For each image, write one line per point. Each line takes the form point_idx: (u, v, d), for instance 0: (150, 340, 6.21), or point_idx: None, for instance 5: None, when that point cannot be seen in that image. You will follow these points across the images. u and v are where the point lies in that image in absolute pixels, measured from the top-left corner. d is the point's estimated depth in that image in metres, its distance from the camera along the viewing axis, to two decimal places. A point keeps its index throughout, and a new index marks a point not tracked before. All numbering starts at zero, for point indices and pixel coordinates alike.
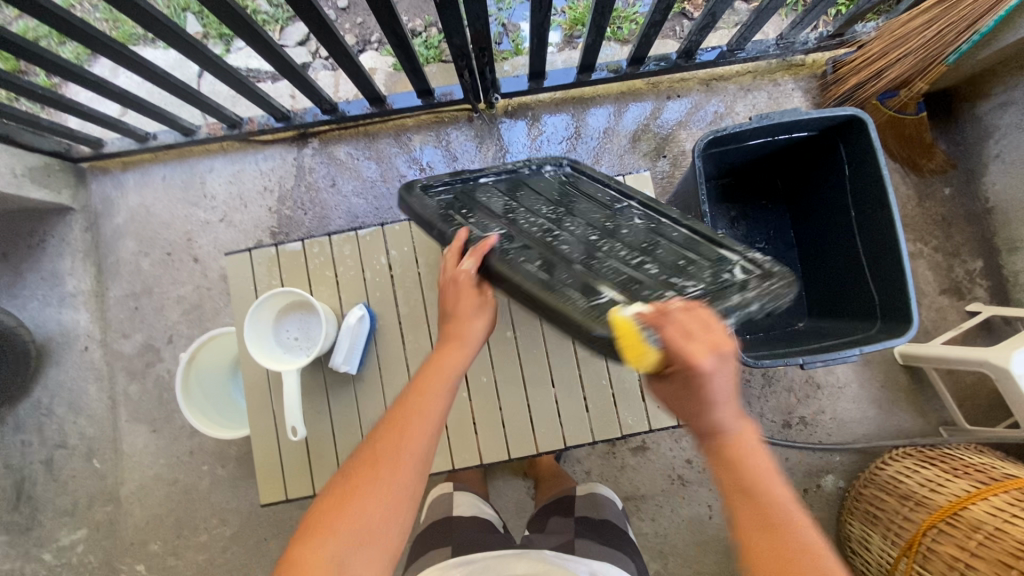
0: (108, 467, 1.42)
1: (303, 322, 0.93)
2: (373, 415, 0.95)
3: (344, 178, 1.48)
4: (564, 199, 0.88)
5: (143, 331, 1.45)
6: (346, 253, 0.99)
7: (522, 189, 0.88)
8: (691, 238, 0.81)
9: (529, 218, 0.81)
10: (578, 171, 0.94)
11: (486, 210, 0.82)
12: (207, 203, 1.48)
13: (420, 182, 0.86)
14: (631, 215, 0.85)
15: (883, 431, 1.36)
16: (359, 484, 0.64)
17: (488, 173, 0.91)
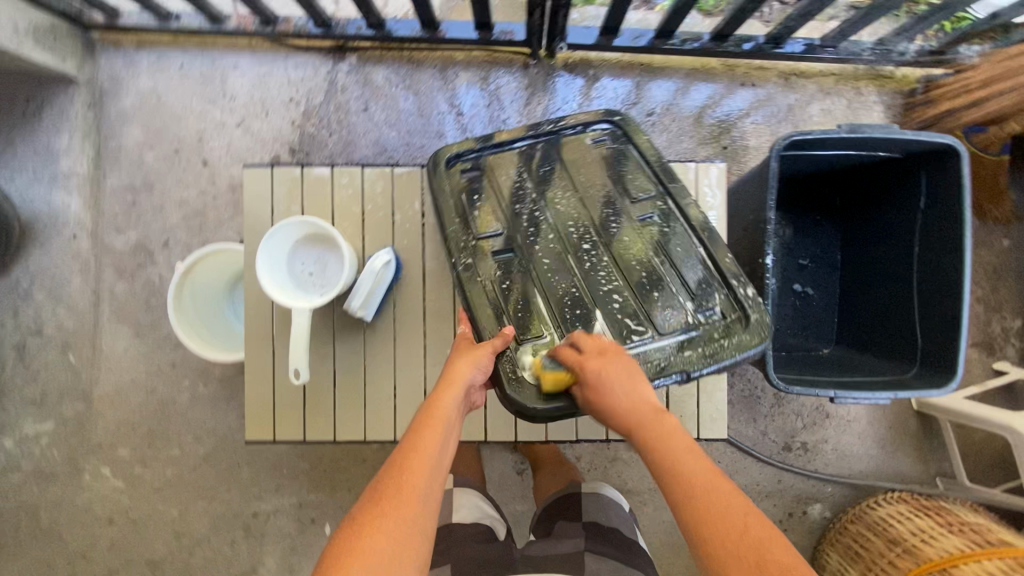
0: (83, 364, 1.35)
1: (320, 259, 0.85)
2: (380, 371, 0.89)
3: (377, 105, 1.35)
4: (592, 177, 0.86)
5: (138, 230, 1.35)
6: (377, 190, 0.89)
7: (551, 163, 0.87)
8: (688, 256, 0.81)
9: (536, 213, 0.84)
10: (624, 133, 0.88)
11: (500, 197, 0.85)
12: (225, 102, 1.35)
13: (449, 150, 0.87)
14: (650, 209, 0.84)
15: (879, 470, 1.34)
16: (376, 524, 0.62)
17: (523, 137, 0.88)
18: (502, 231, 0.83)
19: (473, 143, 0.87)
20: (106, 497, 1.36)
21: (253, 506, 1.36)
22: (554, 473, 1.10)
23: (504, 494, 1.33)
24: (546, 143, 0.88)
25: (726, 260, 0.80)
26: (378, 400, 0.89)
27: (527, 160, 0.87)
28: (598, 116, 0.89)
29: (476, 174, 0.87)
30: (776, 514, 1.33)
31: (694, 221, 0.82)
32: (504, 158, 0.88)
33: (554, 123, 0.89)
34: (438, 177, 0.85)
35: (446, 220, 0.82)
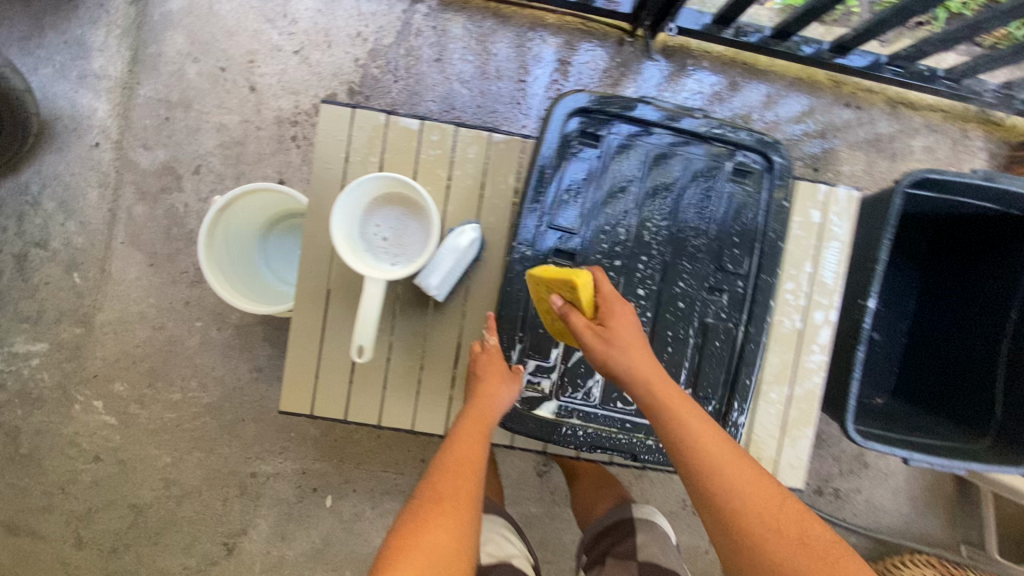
0: (88, 287, 1.23)
1: (404, 225, 0.74)
2: (442, 357, 0.81)
3: (452, 58, 1.22)
4: (703, 211, 0.81)
5: (168, 150, 1.22)
6: (470, 156, 0.79)
7: (672, 176, 0.81)
8: (715, 350, 0.82)
9: (615, 227, 0.80)
10: (763, 184, 0.82)
11: (603, 185, 0.80)
12: (284, 24, 1.21)
13: (585, 102, 0.78)
14: (725, 284, 0.82)
15: (906, 528, 1.30)
16: (435, 523, 0.63)
17: (665, 129, 0.80)
18: (578, 236, 0.79)
19: (613, 107, 0.78)
20: (95, 432, 1.26)
21: (253, 465, 1.27)
22: (599, 485, 1.05)
23: (520, 495, 1.26)
24: (679, 152, 0.81)
25: (745, 381, 0.82)
26: (432, 389, 0.81)
27: (651, 160, 0.81)
28: (760, 145, 0.81)
29: (596, 148, 0.79)
30: None
31: (753, 322, 0.81)
32: (634, 145, 0.80)
33: (709, 128, 0.80)
34: (558, 136, 0.78)
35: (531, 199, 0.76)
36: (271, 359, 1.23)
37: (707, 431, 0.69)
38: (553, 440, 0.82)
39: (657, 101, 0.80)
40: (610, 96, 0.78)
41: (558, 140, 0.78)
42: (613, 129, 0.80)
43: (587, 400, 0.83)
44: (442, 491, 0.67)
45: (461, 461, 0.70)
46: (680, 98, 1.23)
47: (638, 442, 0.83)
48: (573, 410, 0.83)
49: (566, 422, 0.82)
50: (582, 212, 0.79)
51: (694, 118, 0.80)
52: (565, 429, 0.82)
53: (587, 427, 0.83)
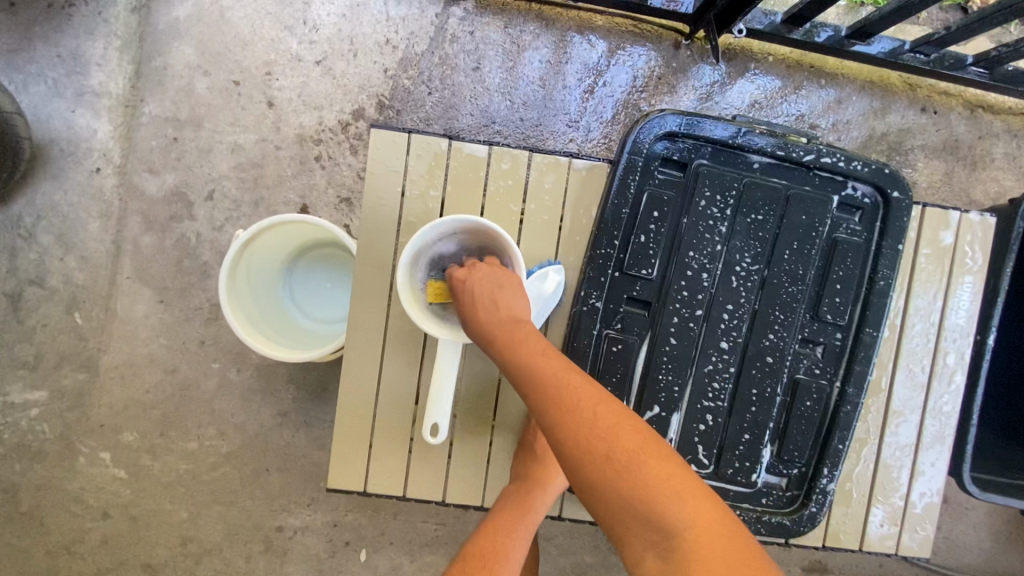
0: (91, 328, 1.11)
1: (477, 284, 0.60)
2: (515, 417, 0.70)
3: (491, 66, 1.10)
4: (803, 252, 0.69)
5: (178, 173, 1.10)
6: (545, 185, 0.68)
7: (767, 212, 0.69)
8: (808, 411, 0.70)
9: (696, 268, 0.68)
10: (873, 222, 0.71)
11: (687, 219, 0.69)
12: (305, 32, 1.09)
13: (672, 123, 0.67)
14: (821, 336, 0.70)
15: (989, 566, 1.20)
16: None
17: (765, 158, 0.69)
18: (654, 280, 0.69)
19: (706, 131, 0.67)
20: (102, 487, 1.14)
21: (279, 518, 1.15)
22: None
23: (573, 543, 1.15)
24: (777, 185, 0.69)
25: (838, 446, 0.69)
26: (503, 457, 0.70)
27: (744, 192, 0.69)
28: (874, 176, 0.70)
29: (682, 177, 0.69)
30: None
31: (853, 379, 0.69)
32: (729, 175, 0.69)
33: (815, 158, 0.69)
34: (638, 163, 0.67)
35: (604, 234, 0.67)
36: (297, 402, 1.11)
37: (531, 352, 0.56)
38: None
39: (756, 126, 0.69)
40: (705, 118, 0.67)
41: (639, 170, 0.67)
42: (702, 158, 0.70)
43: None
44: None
45: (497, 556, 0.60)
46: (735, 99, 1.12)
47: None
48: None
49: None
50: (660, 249, 0.68)
51: (798, 145, 0.69)
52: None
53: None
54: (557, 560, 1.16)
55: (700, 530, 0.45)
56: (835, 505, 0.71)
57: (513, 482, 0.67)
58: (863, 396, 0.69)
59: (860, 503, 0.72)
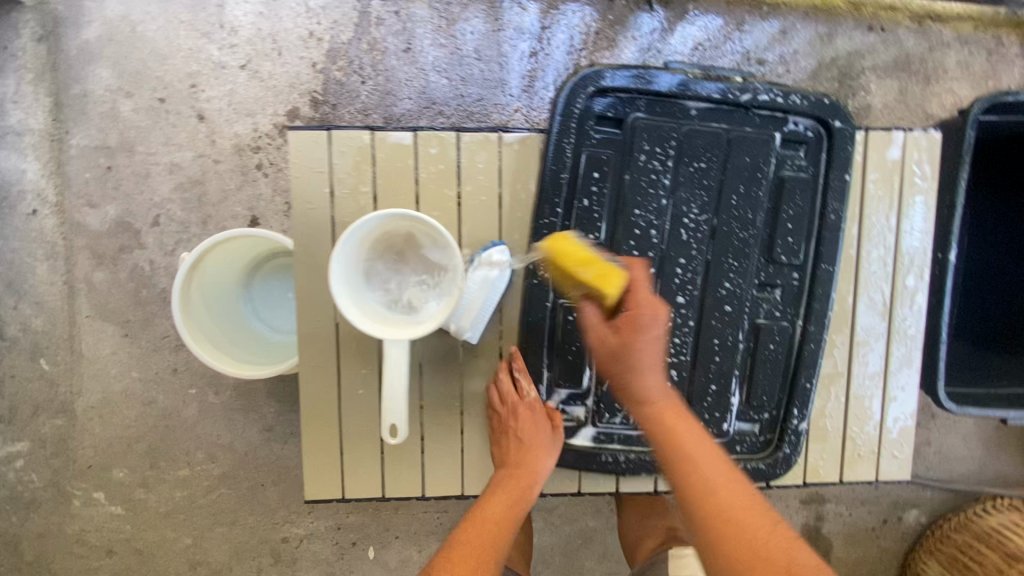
0: (60, 372, 1.10)
1: (421, 294, 0.58)
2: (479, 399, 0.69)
3: (422, 45, 1.06)
4: (749, 195, 0.68)
5: (118, 203, 1.06)
6: (478, 164, 0.65)
7: (709, 158, 0.67)
8: (773, 354, 0.69)
9: (644, 227, 0.67)
10: (819, 154, 0.68)
11: (629, 176, 0.66)
12: (223, 36, 1.04)
13: (601, 78, 0.65)
14: (779, 278, 0.69)
15: (981, 474, 1.22)
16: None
17: (702, 103, 0.67)
18: (603, 243, 0.67)
19: (637, 82, 0.65)
20: (102, 526, 1.14)
21: (283, 530, 1.16)
22: (648, 513, 0.87)
23: (575, 510, 1.17)
24: (717, 129, 0.67)
25: (806, 383, 0.69)
26: (477, 445, 0.70)
27: (684, 141, 0.67)
28: (814, 108, 0.67)
29: (619, 133, 0.66)
30: (870, 520, 1.23)
31: (814, 317, 0.68)
32: (666, 125, 0.67)
33: (752, 97, 0.67)
34: (571, 124, 0.65)
35: (545, 205, 0.65)
36: (280, 416, 1.11)
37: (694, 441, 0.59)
38: (594, 472, 0.71)
39: (689, 70, 0.66)
40: (636, 70, 0.65)
41: (574, 131, 0.65)
42: (638, 110, 0.67)
43: (628, 421, 0.71)
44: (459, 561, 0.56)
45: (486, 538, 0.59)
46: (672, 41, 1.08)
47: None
48: (612, 434, 0.71)
49: (604, 447, 0.70)
50: (605, 211, 0.66)
51: (733, 85, 0.66)
52: (606, 456, 0.70)
53: (630, 451, 0.71)
54: (561, 528, 1.18)
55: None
56: (812, 444, 0.72)
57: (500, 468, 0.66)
58: (825, 332, 0.69)
59: (836, 437, 0.72)
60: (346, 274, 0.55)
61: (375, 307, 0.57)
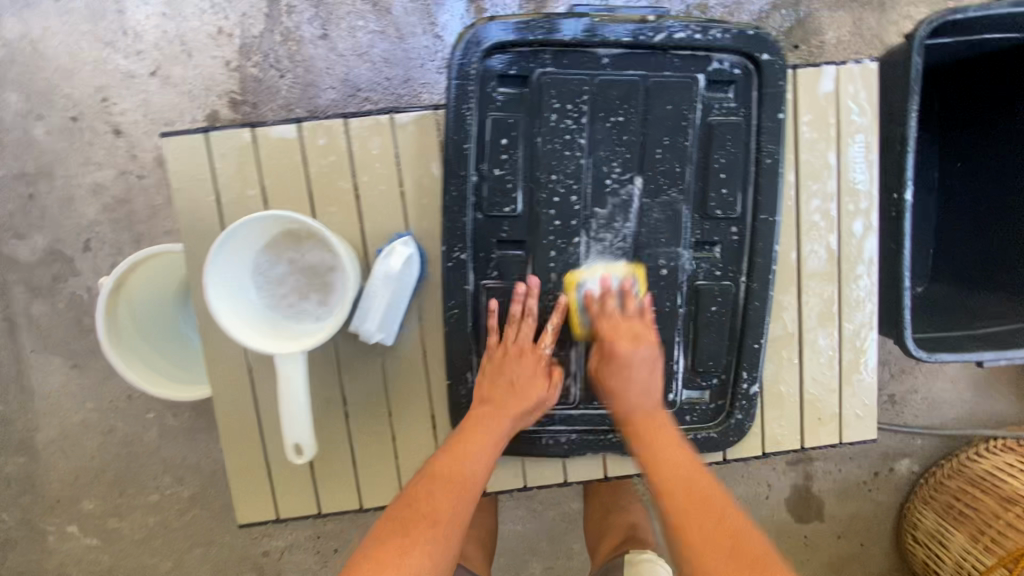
0: (13, 410, 1.07)
1: (307, 304, 0.55)
2: (484, 310, 0.62)
3: (339, 29, 0.99)
4: (677, 146, 0.60)
5: (46, 232, 1.02)
6: (373, 151, 0.60)
7: (628, 109, 0.59)
8: (717, 317, 0.64)
9: (563, 193, 0.60)
10: (749, 93, 0.60)
11: (541, 140, 0.59)
12: (128, 43, 0.98)
13: (496, 32, 0.57)
14: (716, 235, 0.62)
15: (974, 416, 1.18)
16: (399, 544, 0.54)
17: (614, 48, 0.58)
18: (521, 215, 0.61)
19: (537, 32, 0.57)
20: (80, 559, 1.13)
21: (262, 543, 1.14)
22: (612, 509, 0.87)
23: (556, 494, 1.15)
24: (635, 75, 0.59)
25: (753, 345, 0.64)
26: (410, 450, 0.65)
27: (598, 93, 0.59)
28: (740, 42, 0.59)
29: (525, 91, 0.59)
30: (860, 474, 1.19)
31: (757, 274, 0.63)
32: (576, 77, 0.59)
33: (669, 35, 0.58)
34: (468, 89, 0.57)
35: (449, 182, 0.59)
36: None
37: (674, 448, 0.60)
38: (535, 456, 0.67)
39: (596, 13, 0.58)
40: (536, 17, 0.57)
41: (474, 95, 0.58)
42: (543, 64, 0.59)
43: (567, 400, 0.66)
44: (422, 506, 0.56)
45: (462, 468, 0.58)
46: None
47: None
48: (552, 415, 0.66)
49: (544, 430, 0.66)
50: (519, 180, 0.60)
51: (646, 24, 0.58)
52: (547, 439, 0.66)
53: (571, 432, 0.66)
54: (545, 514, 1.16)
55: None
56: (768, 411, 0.67)
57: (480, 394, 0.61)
58: (770, 289, 0.63)
59: (793, 400, 0.67)
60: (229, 265, 0.52)
61: (253, 305, 0.54)
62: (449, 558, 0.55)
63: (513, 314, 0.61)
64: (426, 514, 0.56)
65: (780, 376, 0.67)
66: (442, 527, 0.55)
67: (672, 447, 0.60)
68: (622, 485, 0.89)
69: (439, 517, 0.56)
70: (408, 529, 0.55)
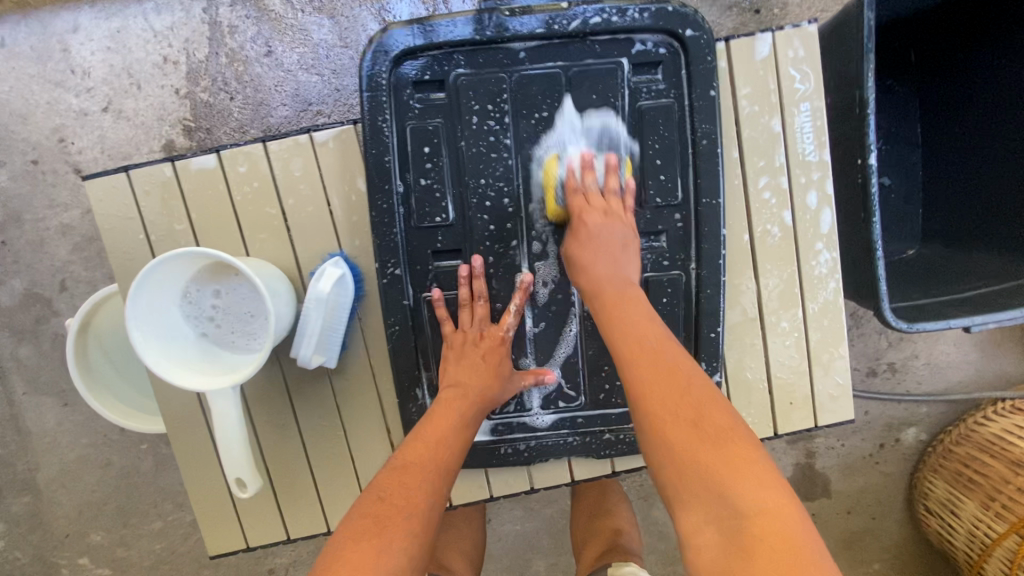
0: (14, 452, 1.10)
1: (245, 333, 0.55)
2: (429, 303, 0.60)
3: (283, 44, 0.98)
4: (608, 136, 0.58)
5: (22, 276, 1.04)
6: (295, 173, 0.58)
7: (550, 103, 0.58)
8: (668, 310, 0.62)
9: (493, 196, 0.59)
10: (678, 73, 0.58)
11: (464, 144, 0.58)
12: (77, 81, 0.98)
13: (404, 39, 0.56)
14: (660, 223, 0.60)
15: (981, 378, 1.13)
16: (373, 547, 0.45)
17: (530, 42, 0.57)
18: (454, 224, 0.59)
19: (446, 35, 0.56)
20: None
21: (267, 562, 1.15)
22: (598, 513, 0.87)
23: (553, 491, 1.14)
24: (554, 69, 0.57)
25: (710, 335, 0.61)
26: (371, 470, 0.64)
27: (518, 90, 0.57)
28: (660, 22, 0.57)
29: (443, 95, 0.57)
30: (865, 448, 1.16)
31: (705, 260, 0.60)
32: (492, 76, 0.57)
33: (584, 22, 0.56)
34: (382, 100, 0.56)
35: (374, 197, 0.57)
36: None
37: (644, 317, 0.54)
38: (496, 466, 0.66)
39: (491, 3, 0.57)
40: (441, 19, 0.56)
41: (388, 107, 0.56)
42: (458, 66, 0.57)
43: (523, 407, 0.65)
44: (397, 500, 0.49)
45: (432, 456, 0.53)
46: None
47: (594, 441, 0.65)
48: (510, 424, 0.66)
49: (502, 440, 0.65)
50: (447, 187, 0.58)
51: (557, 13, 0.56)
52: (505, 449, 0.65)
53: (530, 439, 0.66)
54: (543, 512, 1.15)
55: (760, 507, 0.41)
56: (734, 401, 0.65)
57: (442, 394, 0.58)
58: (721, 275, 0.60)
59: (760, 387, 0.64)
60: (154, 307, 0.51)
61: (191, 347, 0.54)
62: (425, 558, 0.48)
63: (461, 298, 0.60)
64: (400, 507, 0.48)
65: (745, 363, 0.64)
66: (420, 520, 0.48)
67: (642, 316, 0.54)
68: (607, 486, 0.89)
69: (414, 510, 0.48)
70: (382, 526, 0.46)
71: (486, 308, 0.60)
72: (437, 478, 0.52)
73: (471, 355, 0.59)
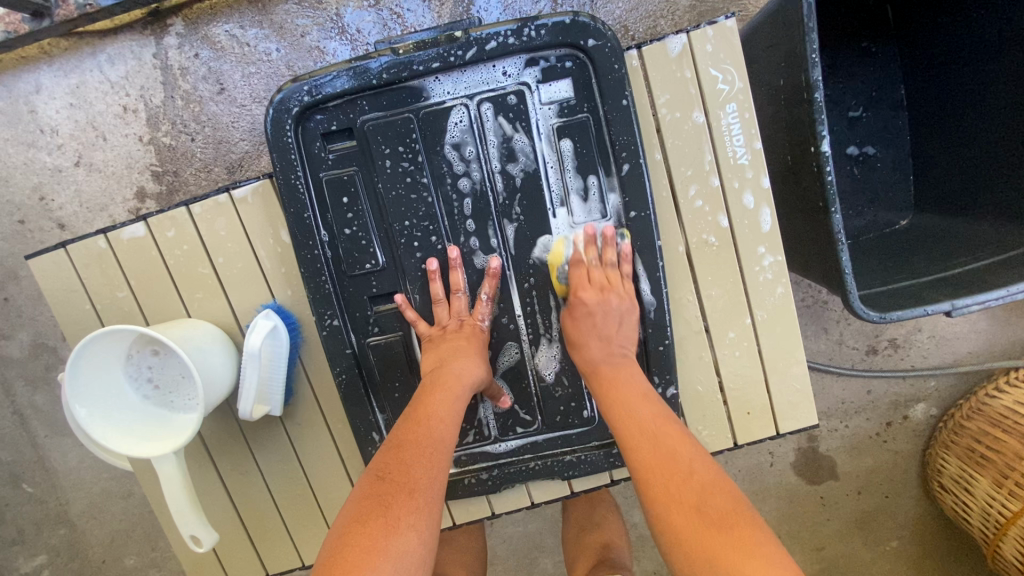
0: (43, 488, 1.18)
1: (188, 390, 0.58)
2: (396, 310, 0.60)
3: (234, 79, 0.98)
4: (526, 159, 0.57)
5: (28, 329, 1.10)
6: (221, 232, 0.60)
7: (462, 134, 0.56)
8: None
9: (419, 232, 0.58)
10: (590, 86, 0.55)
11: (383, 187, 0.57)
12: (48, 139, 1.01)
13: (300, 93, 0.54)
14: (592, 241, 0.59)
15: (992, 347, 1.07)
16: (381, 523, 0.47)
17: (433, 75, 0.55)
18: (385, 265, 0.59)
19: (344, 82, 0.54)
20: None
21: None
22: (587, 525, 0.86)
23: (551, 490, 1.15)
24: (462, 101, 0.56)
25: (658, 347, 0.60)
26: (335, 504, 0.66)
27: (428, 126, 0.56)
28: (563, 37, 0.54)
29: (353, 141, 0.57)
30: (871, 427, 1.11)
31: (643, 274, 0.58)
32: (398, 115, 0.56)
33: (483, 48, 0.54)
34: (293, 156, 0.56)
35: (299, 250, 0.57)
36: None
37: (639, 401, 0.55)
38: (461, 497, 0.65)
39: (408, 44, 0.55)
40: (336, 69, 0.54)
41: (300, 162, 0.56)
42: (365, 111, 0.56)
43: (482, 436, 0.65)
44: (397, 477, 0.50)
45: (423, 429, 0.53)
46: None
47: (556, 463, 0.64)
48: (469, 453, 0.65)
49: (465, 470, 0.65)
50: (372, 230, 0.58)
51: (453, 42, 0.54)
52: (468, 480, 0.64)
53: (493, 467, 0.65)
54: (545, 511, 1.16)
55: None
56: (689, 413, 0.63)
57: (422, 383, 0.57)
58: (662, 287, 0.59)
59: (713, 396, 0.63)
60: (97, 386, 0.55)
61: (138, 415, 0.57)
62: (431, 536, 0.49)
63: (435, 294, 0.59)
64: (402, 486, 0.49)
65: (693, 373, 0.62)
66: (422, 498, 0.49)
67: (638, 402, 0.55)
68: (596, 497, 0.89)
69: (417, 486, 0.50)
70: (385, 505, 0.48)
71: (464, 300, 0.60)
72: (430, 453, 0.52)
73: (453, 345, 0.58)
